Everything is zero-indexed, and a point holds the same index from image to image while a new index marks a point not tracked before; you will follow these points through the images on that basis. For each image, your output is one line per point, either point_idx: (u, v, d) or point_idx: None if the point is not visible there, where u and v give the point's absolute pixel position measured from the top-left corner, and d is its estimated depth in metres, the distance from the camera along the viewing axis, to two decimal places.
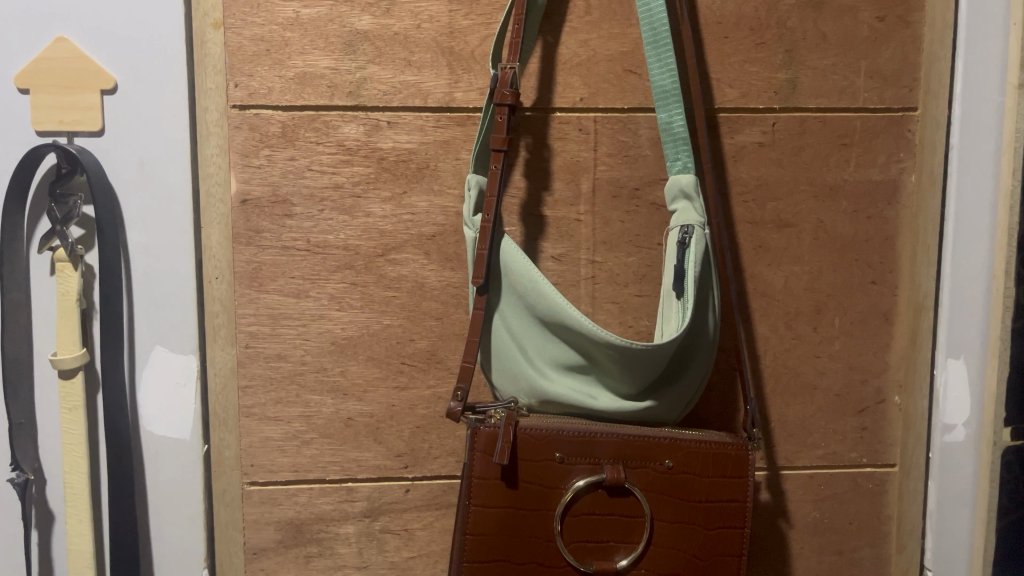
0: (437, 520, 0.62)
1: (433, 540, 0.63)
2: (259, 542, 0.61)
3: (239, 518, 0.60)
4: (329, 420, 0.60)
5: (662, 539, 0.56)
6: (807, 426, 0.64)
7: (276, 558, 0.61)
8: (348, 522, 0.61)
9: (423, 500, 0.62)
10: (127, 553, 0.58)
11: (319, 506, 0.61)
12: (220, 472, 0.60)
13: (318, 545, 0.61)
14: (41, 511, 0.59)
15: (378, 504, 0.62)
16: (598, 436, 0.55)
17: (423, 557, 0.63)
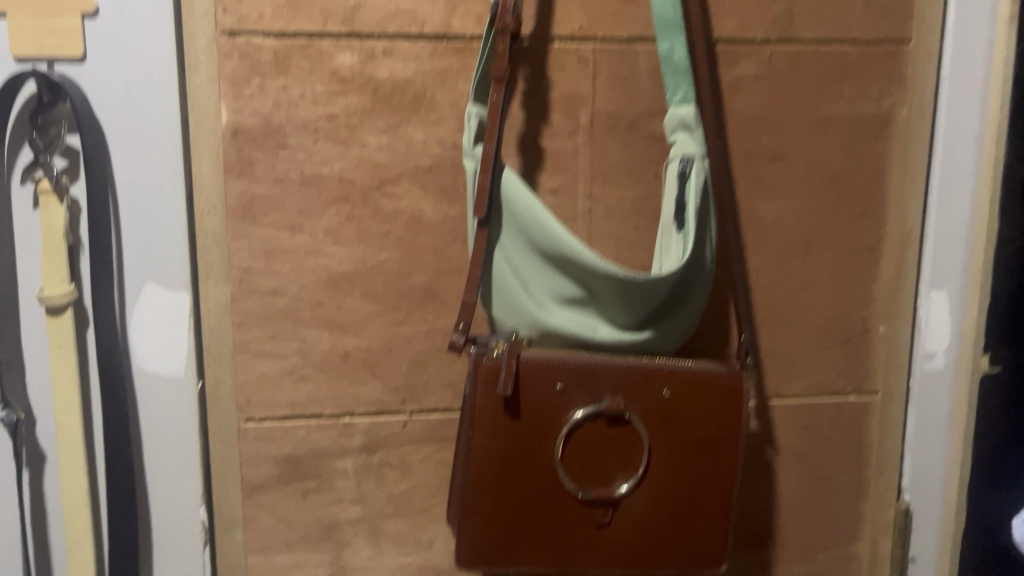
0: (435, 452, 0.63)
1: (431, 472, 0.63)
2: (256, 477, 0.61)
3: (235, 455, 0.60)
4: (326, 356, 0.60)
5: (660, 466, 0.58)
6: (795, 356, 0.65)
7: (273, 493, 0.61)
8: (346, 456, 0.62)
9: (421, 434, 0.63)
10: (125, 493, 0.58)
11: (316, 441, 0.61)
12: (216, 409, 0.60)
13: (317, 479, 0.62)
14: (30, 451, 0.58)
15: (376, 438, 0.62)
16: (598, 366, 0.56)
17: (420, 489, 0.63)
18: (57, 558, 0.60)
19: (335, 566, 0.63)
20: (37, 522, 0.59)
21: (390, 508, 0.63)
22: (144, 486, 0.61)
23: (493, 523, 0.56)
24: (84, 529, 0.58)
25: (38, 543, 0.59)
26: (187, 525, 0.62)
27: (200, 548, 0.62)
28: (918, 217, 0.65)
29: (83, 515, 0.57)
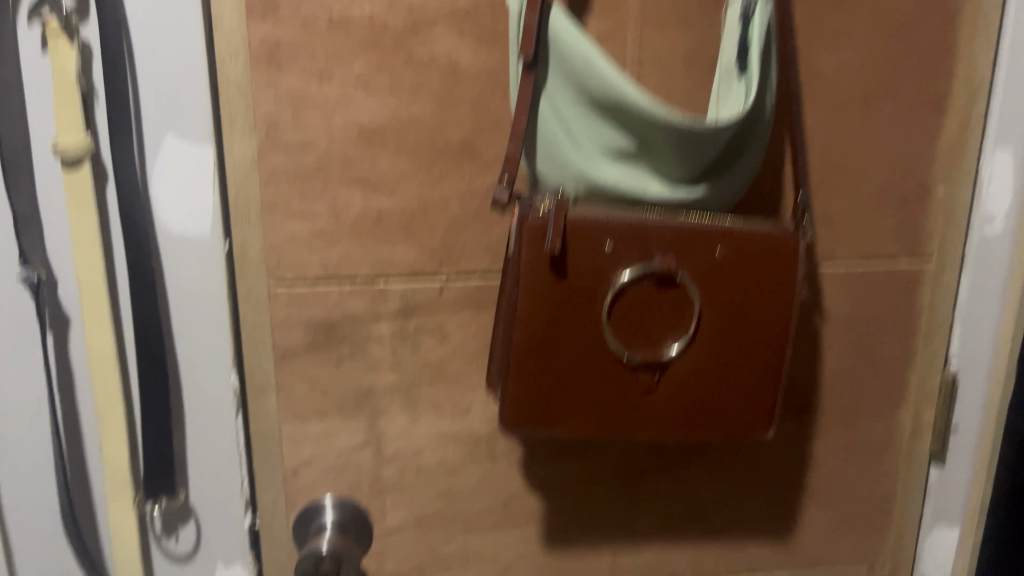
0: (472, 319, 0.61)
1: (468, 339, 0.61)
2: (289, 343, 0.59)
3: (266, 319, 0.58)
4: (359, 216, 0.57)
5: (709, 329, 0.55)
6: (850, 219, 0.62)
7: (307, 359, 0.59)
8: (381, 321, 0.60)
9: (458, 300, 0.60)
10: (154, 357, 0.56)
11: (350, 306, 0.59)
12: (245, 272, 0.57)
13: (351, 345, 0.60)
14: (53, 314, 0.56)
15: (412, 303, 0.60)
16: (650, 224, 0.53)
17: (457, 356, 0.61)
18: (87, 424, 0.59)
19: (371, 433, 0.62)
20: (66, 388, 0.58)
21: (426, 376, 0.61)
22: (173, 351, 0.59)
23: (538, 387, 0.54)
24: (114, 395, 0.56)
25: (67, 410, 0.58)
26: (219, 391, 0.61)
27: (233, 414, 0.61)
28: (988, 68, 0.61)
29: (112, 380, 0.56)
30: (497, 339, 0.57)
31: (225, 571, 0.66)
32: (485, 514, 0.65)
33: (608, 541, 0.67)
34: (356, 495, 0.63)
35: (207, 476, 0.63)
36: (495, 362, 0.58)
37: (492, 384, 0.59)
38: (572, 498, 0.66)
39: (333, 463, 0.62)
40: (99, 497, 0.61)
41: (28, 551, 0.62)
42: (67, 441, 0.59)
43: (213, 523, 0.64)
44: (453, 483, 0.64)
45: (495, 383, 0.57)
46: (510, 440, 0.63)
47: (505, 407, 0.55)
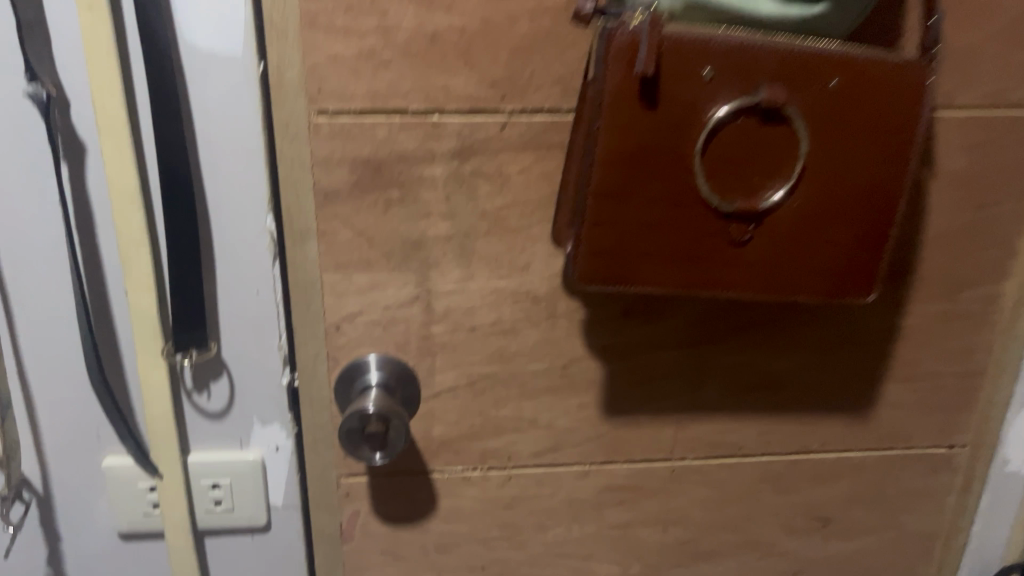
0: (536, 163, 0.54)
1: (532, 186, 0.54)
2: (332, 184, 0.53)
3: (307, 155, 0.52)
4: (412, 36, 0.49)
5: (816, 177, 0.48)
6: (977, 56, 0.54)
7: (351, 202, 0.53)
8: (434, 163, 0.53)
9: (521, 140, 0.53)
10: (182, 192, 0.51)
11: (401, 144, 0.52)
12: (282, 98, 0.50)
13: (401, 189, 0.53)
14: (66, 143, 0.51)
15: (469, 143, 0.53)
16: (758, 47, 0.45)
17: (518, 206, 0.55)
18: (110, 267, 0.55)
19: (421, 286, 0.56)
20: (83, 227, 0.53)
21: (483, 227, 0.55)
22: (202, 189, 0.53)
23: (614, 238, 0.48)
24: (138, 232, 0.52)
25: (87, 251, 0.54)
26: (254, 235, 0.55)
27: (270, 260, 0.56)
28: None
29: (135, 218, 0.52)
30: (570, 184, 0.50)
31: (261, 431, 0.62)
32: (542, 380, 0.60)
33: (672, 412, 0.62)
34: (403, 354, 0.58)
35: (241, 328, 0.58)
36: (566, 210, 0.51)
37: (560, 236, 0.52)
38: (636, 365, 0.60)
39: (379, 319, 0.57)
40: (124, 346, 0.57)
41: (51, 402, 0.59)
42: (88, 286, 0.55)
43: (248, 379, 0.60)
44: (508, 346, 0.59)
45: (564, 234, 0.50)
46: (573, 301, 0.57)
47: (576, 259, 0.48)
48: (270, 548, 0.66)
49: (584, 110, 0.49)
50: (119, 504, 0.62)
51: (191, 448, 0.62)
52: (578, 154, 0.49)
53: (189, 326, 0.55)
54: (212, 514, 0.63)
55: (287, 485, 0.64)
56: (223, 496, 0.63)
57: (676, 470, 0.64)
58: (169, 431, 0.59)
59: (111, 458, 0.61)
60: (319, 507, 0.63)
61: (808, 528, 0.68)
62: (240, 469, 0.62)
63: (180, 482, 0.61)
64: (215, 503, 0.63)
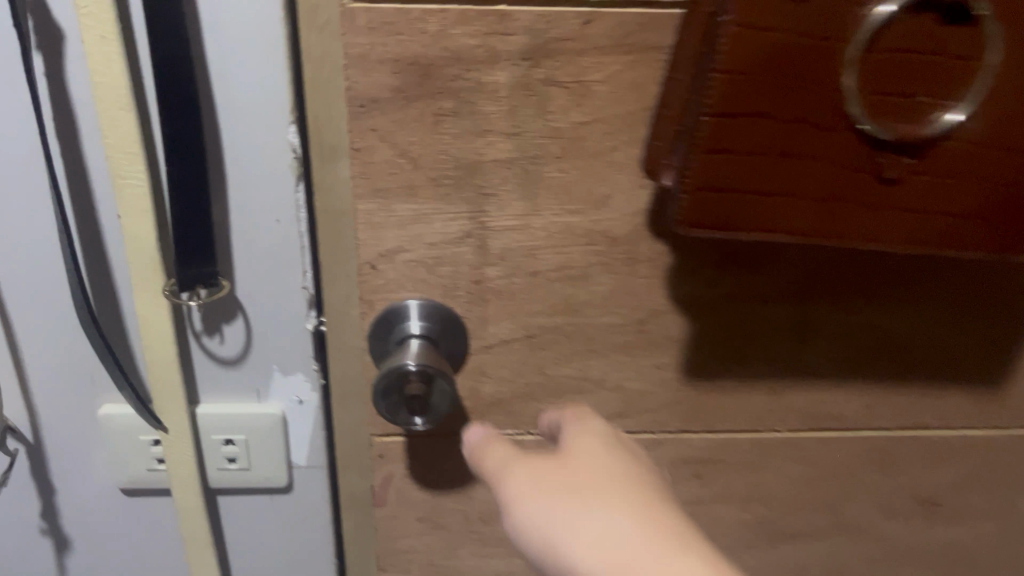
0: (627, 70, 0.42)
1: (619, 100, 0.43)
2: (369, 91, 0.42)
3: (338, 51, 0.41)
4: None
5: (1003, 95, 0.37)
6: None
7: (392, 114, 0.43)
8: (497, 67, 0.42)
9: (609, 41, 0.41)
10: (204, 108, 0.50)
11: (456, 42, 0.41)
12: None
13: (454, 100, 0.43)
14: (52, 74, 0.51)
15: (543, 43, 0.41)
16: None
17: (600, 125, 0.44)
18: (104, 205, 0.55)
19: (474, 221, 0.46)
20: (73, 162, 0.53)
21: (554, 150, 0.44)
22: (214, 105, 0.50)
23: (731, 175, 0.37)
24: (130, 141, 0.48)
25: (80, 184, 0.54)
26: (277, 152, 0.52)
27: (293, 184, 0.53)
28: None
29: (129, 143, 0.48)
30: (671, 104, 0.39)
31: (282, 381, 0.60)
32: (614, 336, 0.50)
33: (769, 377, 0.52)
34: (450, 300, 0.49)
35: (262, 257, 0.56)
36: (664, 136, 0.40)
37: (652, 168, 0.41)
38: (731, 323, 0.50)
39: (422, 257, 0.47)
40: (120, 276, 0.58)
41: (50, 334, 0.61)
42: (79, 225, 0.56)
43: (265, 314, 0.57)
44: (575, 295, 0.49)
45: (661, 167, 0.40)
46: (659, 245, 0.47)
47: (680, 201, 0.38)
48: (294, 505, 0.66)
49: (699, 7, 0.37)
50: (126, 453, 0.66)
51: (201, 398, 0.61)
52: (687, 59, 0.38)
53: (197, 264, 0.52)
54: (227, 471, 0.63)
55: (308, 439, 0.63)
56: (237, 455, 0.62)
57: (764, 444, 0.55)
58: (173, 373, 0.56)
59: (109, 408, 0.64)
60: (349, 467, 0.55)
61: (910, 511, 0.59)
62: (257, 423, 0.61)
63: (187, 434, 0.59)
64: (229, 461, 0.62)
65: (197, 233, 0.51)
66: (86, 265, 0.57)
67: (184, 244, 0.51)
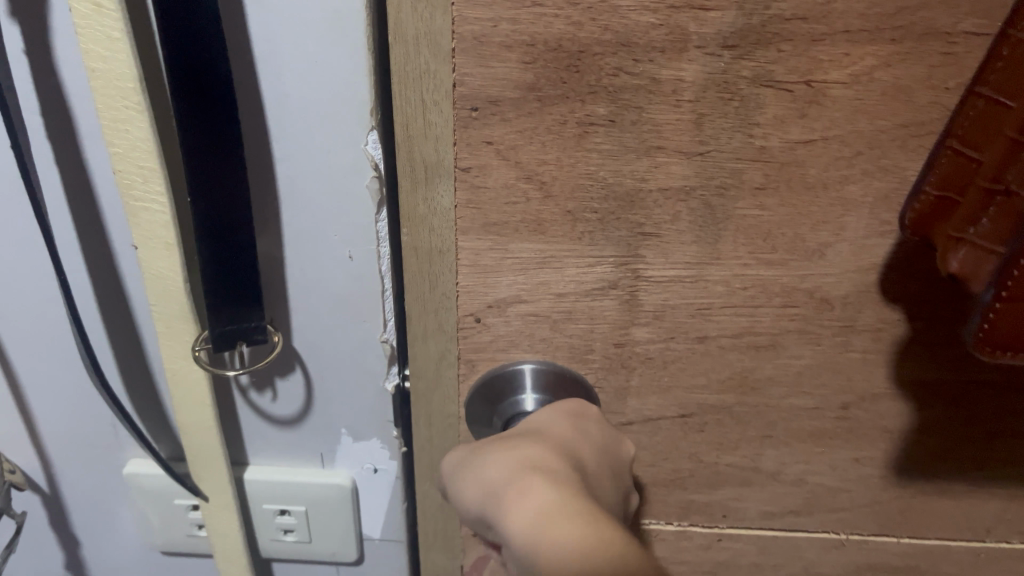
0: (885, 67, 0.27)
1: (864, 112, 0.28)
2: (489, 89, 0.28)
3: (445, 34, 0.27)
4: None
5: None
6: None
7: (521, 124, 0.29)
8: (686, 58, 0.27)
9: (864, 22, 0.26)
10: (241, 105, 0.31)
11: (628, 19, 0.27)
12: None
13: (616, 104, 0.29)
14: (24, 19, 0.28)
15: (760, 24, 0.27)
16: None
17: (829, 145, 0.29)
18: (116, 225, 0.34)
19: (624, 269, 0.33)
20: (70, 174, 0.32)
21: (757, 179, 0.30)
22: (257, 102, 0.31)
23: None
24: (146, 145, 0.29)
25: (81, 215, 0.33)
26: (353, 171, 0.32)
27: (372, 212, 0.34)
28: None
29: (147, 154, 0.29)
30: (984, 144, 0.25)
31: (352, 446, 0.42)
32: (804, 419, 0.37)
33: (1002, 472, 0.38)
34: (579, 365, 0.36)
35: (322, 308, 0.37)
36: (961, 188, 0.26)
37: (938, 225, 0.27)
38: (963, 408, 0.36)
39: (549, 312, 0.34)
40: (143, 325, 0.37)
41: (48, 401, 0.40)
42: (82, 267, 0.35)
43: (331, 381, 0.39)
44: (755, 366, 0.35)
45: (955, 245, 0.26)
46: (890, 311, 0.33)
47: (983, 316, 0.24)
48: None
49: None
50: (153, 520, 0.44)
51: (248, 460, 0.43)
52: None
53: (234, 314, 0.33)
54: (280, 543, 0.45)
55: (390, 514, 0.45)
56: (294, 526, 0.44)
57: (983, 556, 0.41)
58: (215, 444, 0.39)
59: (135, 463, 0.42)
60: (433, 546, 0.43)
61: None
62: (323, 496, 0.43)
63: (233, 506, 0.41)
64: (284, 532, 0.45)
65: (242, 267, 0.32)
66: (103, 329, 0.37)
67: (218, 292, 0.32)
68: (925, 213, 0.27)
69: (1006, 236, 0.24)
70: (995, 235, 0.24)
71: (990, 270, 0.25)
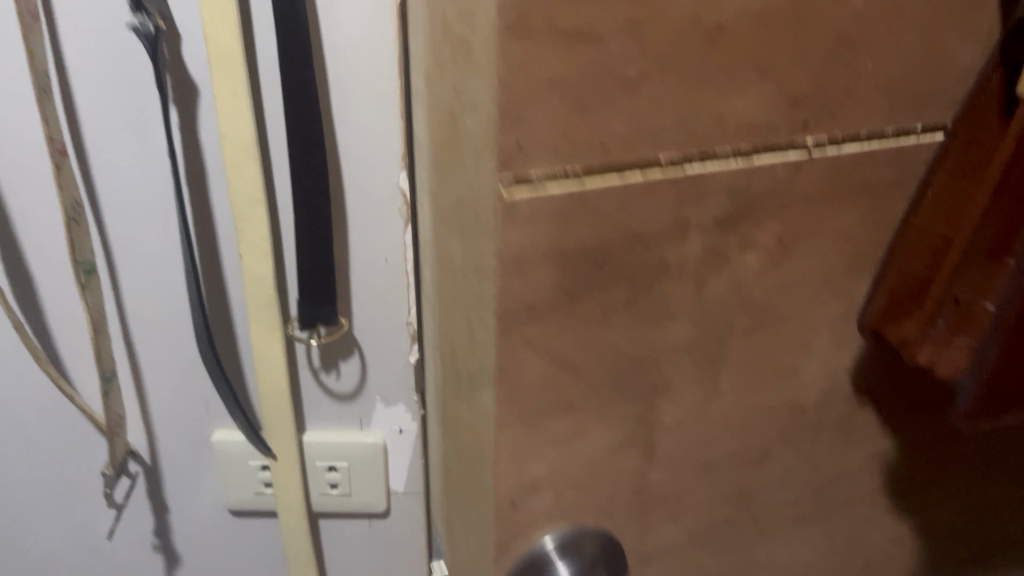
0: (834, 220, 0.34)
1: (820, 257, 0.35)
2: (522, 296, 0.31)
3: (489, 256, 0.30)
4: (689, 23, 0.28)
5: None
6: None
7: (552, 326, 0.32)
8: (682, 240, 0.32)
9: (817, 189, 0.33)
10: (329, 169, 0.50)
11: (640, 220, 0.31)
12: (457, 161, 0.29)
13: (631, 288, 0.32)
14: (182, 113, 0.48)
15: (743, 205, 0.32)
16: None
17: (796, 289, 0.35)
18: (226, 247, 0.53)
19: (639, 433, 0.36)
20: (203, 213, 0.51)
21: (737, 330, 0.35)
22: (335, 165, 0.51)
23: None
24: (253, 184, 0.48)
25: (205, 243, 0.52)
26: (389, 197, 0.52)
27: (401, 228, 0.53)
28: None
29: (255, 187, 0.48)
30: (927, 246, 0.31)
31: (385, 411, 0.59)
32: (791, 509, 0.42)
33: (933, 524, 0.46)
34: (606, 522, 0.38)
35: (371, 296, 0.55)
36: (912, 293, 0.32)
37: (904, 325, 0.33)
38: (912, 471, 0.43)
39: (578, 483, 0.36)
40: (240, 320, 0.55)
41: (160, 385, 0.56)
42: (206, 277, 0.53)
43: (376, 341, 0.56)
44: (750, 482, 0.40)
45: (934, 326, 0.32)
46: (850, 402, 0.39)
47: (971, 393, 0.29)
48: (389, 538, 0.64)
49: (955, 142, 0.31)
50: (230, 480, 0.60)
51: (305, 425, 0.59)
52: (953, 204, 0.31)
53: (314, 302, 0.52)
54: (327, 497, 0.61)
55: (412, 470, 0.61)
56: (339, 480, 0.60)
57: None
58: (286, 412, 0.55)
59: (222, 431, 0.58)
60: None
61: None
62: (363, 450, 0.60)
63: (295, 461, 0.57)
64: (332, 486, 0.61)
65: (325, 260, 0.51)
66: (218, 325, 0.55)
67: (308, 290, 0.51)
68: (881, 321, 0.33)
69: (961, 331, 0.30)
70: (953, 329, 0.30)
71: (951, 363, 0.30)
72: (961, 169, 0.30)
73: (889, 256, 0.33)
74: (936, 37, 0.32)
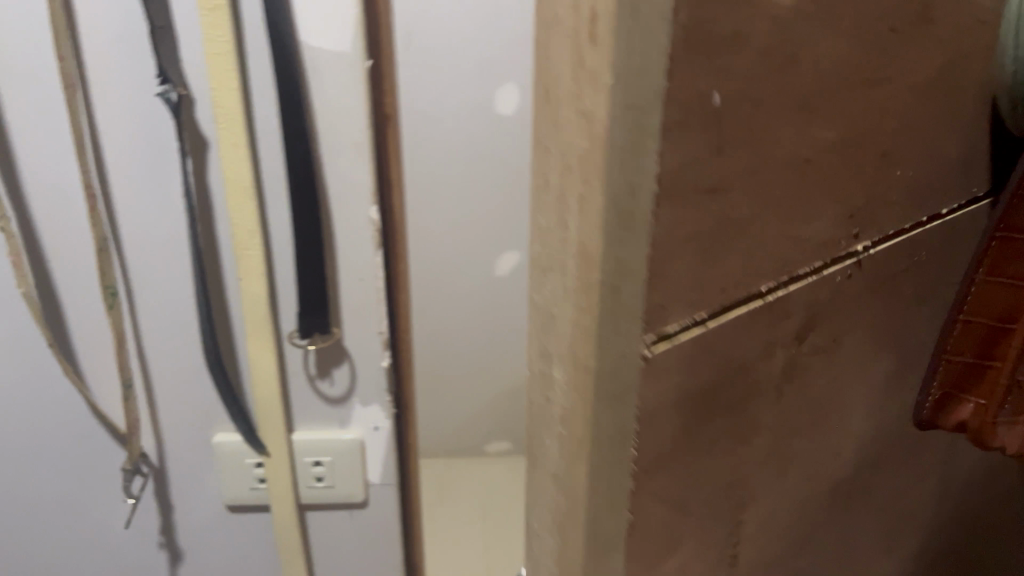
0: (834, 317, 0.56)
1: (830, 368, 0.58)
2: (657, 444, 0.46)
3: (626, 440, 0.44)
4: (788, 161, 0.46)
5: None
6: None
7: (669, 466, 0.48)
8: (776, 353, 0.52)
9: (799, 320, 0.53)
10: None
11: (743, 350, 0.49)
12: (617, 356, 0.42)
13: (728, 412, 0.51)
14: (193, 150, 0.87)
15: (779, 341, 0.52)
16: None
17: (794, 443, 0.58)
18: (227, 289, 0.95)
19: (736, 529, 0.56)
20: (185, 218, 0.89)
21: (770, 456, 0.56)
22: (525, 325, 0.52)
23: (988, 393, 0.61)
24: None
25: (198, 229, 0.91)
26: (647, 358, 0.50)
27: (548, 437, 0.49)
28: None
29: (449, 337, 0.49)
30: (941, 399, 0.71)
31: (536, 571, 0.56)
32: (785, 534, 0.61)
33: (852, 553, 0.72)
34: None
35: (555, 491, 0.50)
36: (980, 395, 0.61)
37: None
38: (852, 477, 0.66)
39: (692, 552, 0.52)
40: (237, 337, 0.97)
41: (156, 322, 0.96)
42: (198, 254, 0.92)
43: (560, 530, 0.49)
44: (749, 496, 0.56)
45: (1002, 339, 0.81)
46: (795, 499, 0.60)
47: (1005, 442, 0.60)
48: (363, 519, 1.11)
49: (991, 247, 0.60)
50: (229, 479, 1.05)
51: (295, 425, 1.03)
52: (922, 278, 0.63)
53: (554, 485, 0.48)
54: (313, 488, 1.06)
55: None
56: (323, 473, 1.05)
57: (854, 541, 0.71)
58: (274, 416, 0.99)
59: (221, 437, 1.03)
60: None
61: (923, 555, 0.83)
62: (341, 446, 1.04)
63: (285, 459, 1.02)
64: (317, 479, 1.05)
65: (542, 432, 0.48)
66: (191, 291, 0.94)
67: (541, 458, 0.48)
68: (937, 400, 0.64)
69: (1020, 409, 0.60)
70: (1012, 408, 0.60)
71: (992, 430, 0.61)
72: (976, 307, 0.61)
73: (935, 365, 0.64)
74: (906, 161, 0.56)
